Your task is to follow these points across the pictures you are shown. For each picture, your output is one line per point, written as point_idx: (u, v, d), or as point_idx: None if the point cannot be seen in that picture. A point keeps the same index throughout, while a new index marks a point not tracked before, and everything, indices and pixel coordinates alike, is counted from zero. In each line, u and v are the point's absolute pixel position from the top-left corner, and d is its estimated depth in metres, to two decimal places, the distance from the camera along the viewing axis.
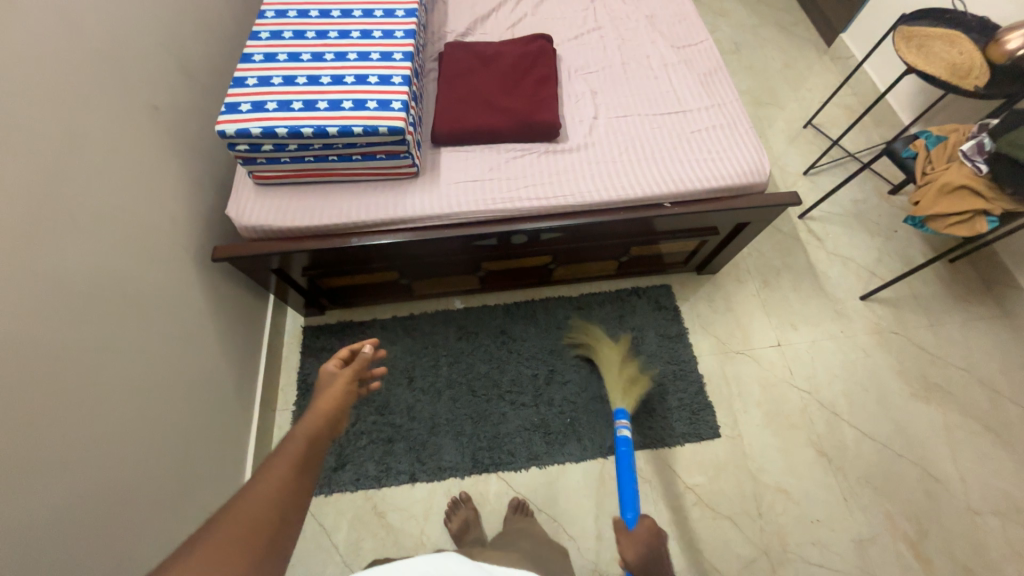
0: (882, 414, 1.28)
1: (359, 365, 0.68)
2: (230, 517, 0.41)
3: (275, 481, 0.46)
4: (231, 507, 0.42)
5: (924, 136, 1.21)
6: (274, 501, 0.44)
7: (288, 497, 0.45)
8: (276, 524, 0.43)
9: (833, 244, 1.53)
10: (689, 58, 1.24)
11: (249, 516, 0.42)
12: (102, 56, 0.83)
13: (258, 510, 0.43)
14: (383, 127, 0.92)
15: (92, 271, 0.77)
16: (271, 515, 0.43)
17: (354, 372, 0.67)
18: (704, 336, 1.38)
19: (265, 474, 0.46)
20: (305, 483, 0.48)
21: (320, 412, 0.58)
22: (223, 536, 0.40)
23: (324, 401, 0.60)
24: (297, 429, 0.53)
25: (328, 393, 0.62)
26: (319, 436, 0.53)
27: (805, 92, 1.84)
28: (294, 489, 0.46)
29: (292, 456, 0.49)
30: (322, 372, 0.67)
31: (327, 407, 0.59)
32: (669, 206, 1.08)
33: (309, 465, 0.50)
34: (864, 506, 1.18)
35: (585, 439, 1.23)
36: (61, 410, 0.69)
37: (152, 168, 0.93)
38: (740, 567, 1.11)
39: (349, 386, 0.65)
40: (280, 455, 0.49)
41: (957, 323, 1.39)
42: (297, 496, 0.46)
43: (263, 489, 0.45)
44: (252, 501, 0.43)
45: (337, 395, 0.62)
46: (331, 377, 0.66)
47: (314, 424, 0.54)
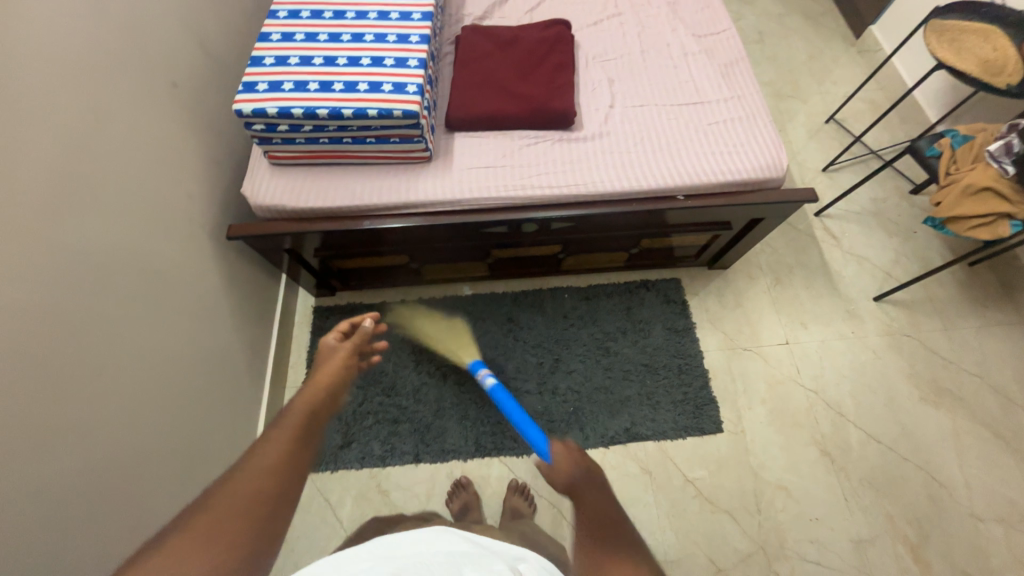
0: (888, 416, 1.27)
1: (358, 339, 0.78)
2: (232, 485, 0.43)
3: (274, 454, 0.47)
4: (231, 478, 0.43)
5: (950, 134, 1.17)
6: (273, 474, 0.45)
7: (288, 470, 0.46)
8: (276, 495, 0.44)
9: (849, 244, 1.50)
10: (711, 47, 1.21)
11: (249, 485, 0.43)
12: (121, 32, 0.83)
13: (258, 481, 0.44)
14: (398, 111, 0.92)
15: (110, 247, 0.79)
16: (271, 485, 0.44)
17: (353, 345, 0.76)
18: (711, 331, 1.38)
19: (265, 446, 0.48)
20: (303, 458, 0.49)
21: (319, 382, 0.65)
22: (225, 502, 0.41)
23: (323, 370, 0.69)
24: (294, 404, 0.56)
25: (329, 362, 0.71)
26: (317, 408, 0.58)
27: (829, 85, 1.79)
28: (293, 462, 0.48)
29: (291, 431, 0.51)
30: (322, 345, 0.77)
31: (325, 378, 0.67)
32: (682, 199, 1.07)
33: (308, 440, 0.52)
34: (865, 507, 1.18)
35: (588, 428, 1.24)
36: (76, 379, 0.72)
37: (171, 146, 0.94)
38: (736, 561, 1.12)
39: (349, 357, 0.74)
40: (279, 428, 0.51)
41: (973, 328, 1.37)
42: (297, 470, 0.47)
43: (263, 461, 0.46)
44: (253, 472, 0.44)
45: (340, 361, 0.72)
46: (331, 348, 0.76)
47: (314, 392, 0.61)
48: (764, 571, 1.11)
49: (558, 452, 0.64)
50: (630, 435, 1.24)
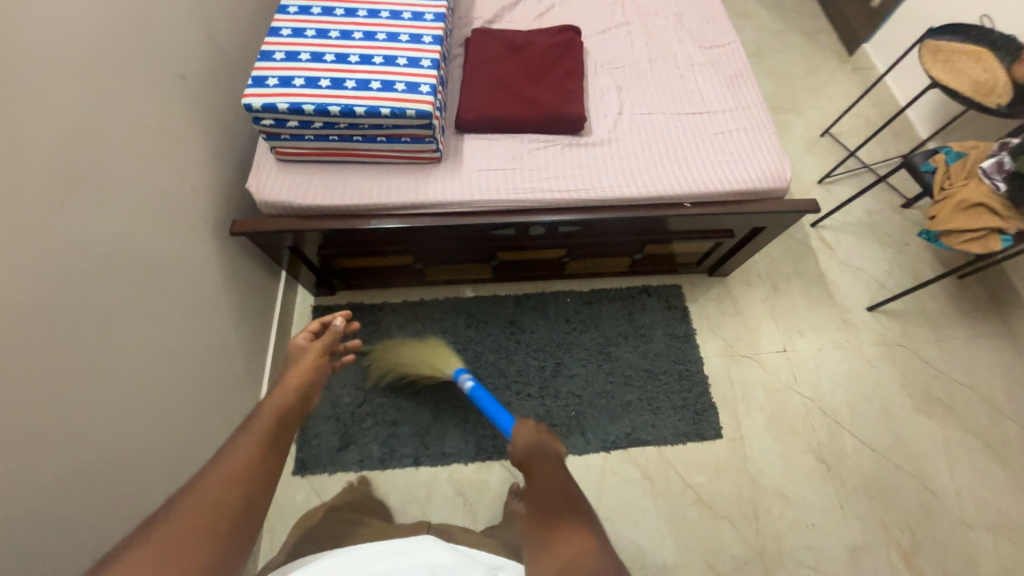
0: (882, 424, 1.30)
1: (331, 337, 0.80)
2: (196, 493, 0.45)
3: (241, 459, 0.50)
4: (197, 484, 0.46)
5: (944, 151, 1.19)
6: (239, 479, 0.48)
7: (256, 473, 0.49)
8: (241, 505, 0.46)
9: (844, 254, 1.53)
10: (716, 59, 1.24)
11: (215, 492, 0.45)
12: (128, 19, 0.81)
13: (225, 487, 0.46)
14: (412, 110, 0.92)
15: (110, 240, 0.77)
16: (239, 491, 0.47)
17: (327, 345, 0.79)
18: (711, 338, 1.39)
19: (231, 453, 0.50)
20: (271, 462, 0.52)
21: (289, 384, 0.67)
22: (193, 509, 0.44)
23: (294, 370, 0.71)
24: (263, 406, 0.60)
25: (302, 363, 0.73)
26: (284, 413, 0.60)
27: (824, 100, 1.83)
28: (261, 467, 0.50)
29: (257, 436, 0.54)
30: (293, 344, 0.79)
31: (298, 376, 0.70)
32: (688, 206, 1.08)
33: (275, 442, 0.55)
34: (859, 514, 1.20)
35: (589, 433, 1.24)
36: (68, 376, 0.69)
37: (175, 139, 0.92)
38: (734, 567, 1.13)
39: (321, 358, 0.76)
40: (246, 433, 0.54)
41: (963, 339, 1.41)
42: (264, 475, 0.50)
43: (230, 467, 0.49)
44: (220, 479, 0.47)
45: (311, 363, 0.74)
46: (302, 348, 0.78)
47: (284, 393, 0.65)
48: None
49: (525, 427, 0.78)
50: (631, 441, 1.24)
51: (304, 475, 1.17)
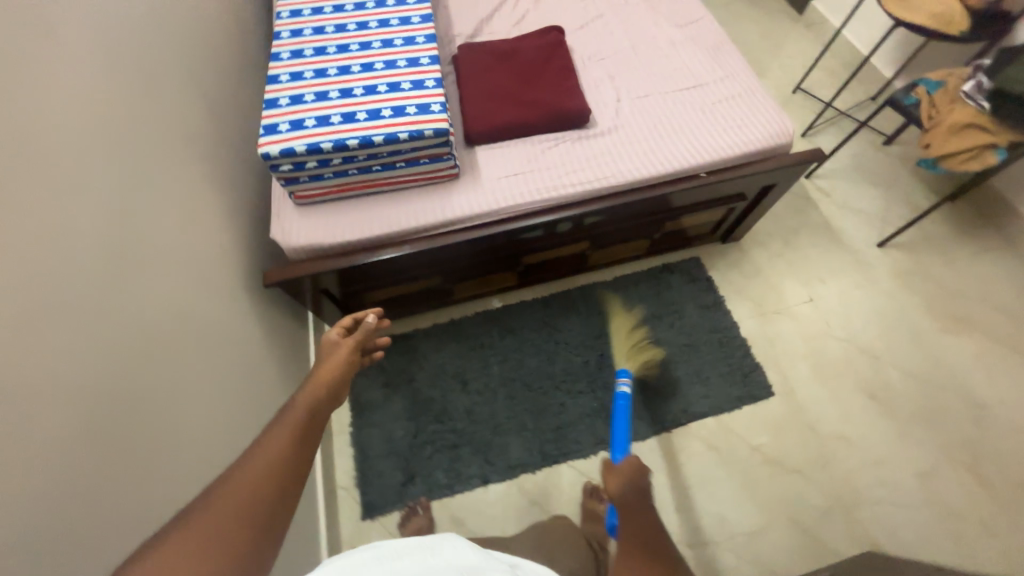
0: (918, 351, 1.34)
1: (363, 336, 0.66)
2: (225, 489, 0.40)
3: (273, 453, 0.44)
4: (228, 479, 0.41)
5: (923, 82, 1.26)
6: (268, 478, 0.42)
7: (288, 469, 0.43)
8: (272, 506, 0.40)
9: (841, 198, 1.59)
10: (694, 35, 1.28)
11: (243, 490, 0.40)
12: (134, 88, 0.79)
13: (255, 485, 0.40)
14: (429, 130, 0.92)
15: (159, 313, 0.75)
16: (267, 491, 0.41)
17: (359, 342, 0.65)
18: (740, 301, 1.42)
19: (261, 449, 0.44)
20: (304, 456, 0.45)
21: (321, 379, 0.56)
22: (219, 508, 0.38)
23: (326, 365, 0.59)
24: (296, 399, 0.51)
25: (333, 360, 0.61)
26: (319, 407, 0.51)
27: (787, 59, 1.91)
28: (293, 462, 0.44)
29: (291, 429, 0.46)
30: (323, 338, 0.67)
31: (328, 373, 0.57)
32: (704, 176, 1.11)
33: (309, 436, 0.47)
34: (920, 440, 1.23)
35: (647, 416, 1.25)
36: (144, 459, 0.66)
37: (195, 202, 0.90)
38: (816, 517, 1.14)
39: (352, 354, 0.63)
40: (278, 427, 0.47)
41: (970, 257, 1.47)
42: (296, 472, 0.44)
43: (261, 462, 0.42)
44: (250, 474, 0.41)
45: (343, 360, 0.61)
46: (334, 345, 0.65)
47: (313, 392, 0.53)
48: (846, 521, 1.14)
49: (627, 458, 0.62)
50: (689, 416, 1.25)
51: (375, 518, 1.14)
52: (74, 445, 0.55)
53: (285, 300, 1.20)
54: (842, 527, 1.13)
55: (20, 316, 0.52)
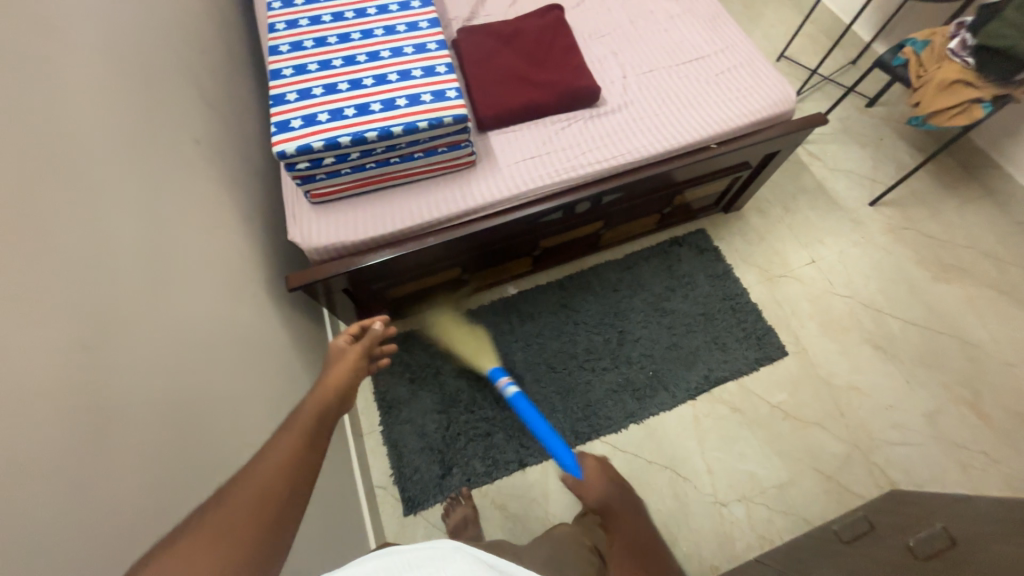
0: (915, 299, 1.41)
1: (370, 341, 0.68)
2: (244, 480, 0.41)
3: (284, 452, 0.45)
4: (244, 474, 0.42)
5: (910, 42, 1.32)
6: (283, 472, 0.43)
7: (300, 466, 0.45)
8: (286, 498, 0.42)
9: (832, 161, 1.64)
10: (690, 7, 1.29)
11: (261, 482, 0.42)
12: (136, 91, 0.75)
13: (270, 478, 0.42)
14: (448, 117, 0.90)
15: (195, 326, 0.73)
16: (283, 485, 0.42)
17: (365, 347, 0.67)
18: (747, 268, 1.46)
19: (274, 448, 0.46)
20: (314, 456, 0.47)
21: (331, 383, 0.59)
22: (238, 496, 0.40)
23: (335, 370, 0.62)
24: (304, 406, 0.53)
25: (341, 366, 0.63)
26: (327, 413, 0.53)
27: (768, 28, 1.93)
28: (305, 459, 0.46)
29: (300, 430, 0.49)
30: (332, 347, 0.68)
31: (338, 377, 0.60)
32: (715, 147, 1.13)
33: (317, 439, 0.49)
34: (924, 383, 1.30)
35: (672, 386, 1.28)
36: (202, 476, 0.65)
37: (210, 208, 0.87)
38: (838, 463, 1.21)
39: (360, 358, 0.66)
40: (288, 429, 0.49)
41: (954, 208, 1.55)
42: (307, 471, 0.45)
43: (274, 459, 0.44)
44: (266, 468, 0.43)
45: (350, 366, 0.63)
46: (341, 351, 0.67)
47: (323, 397, 0.56)
48: (864, 465, 1.21)
49: (588, 466, 0.69)
50: (711, 382, 1.29)
51: (417, 512, 1.15)
52: (139, 468, 0.54)
53: (304, 304, 1.17)
54: (861, 471, 1.20)
55: (70, 340, 0.50)
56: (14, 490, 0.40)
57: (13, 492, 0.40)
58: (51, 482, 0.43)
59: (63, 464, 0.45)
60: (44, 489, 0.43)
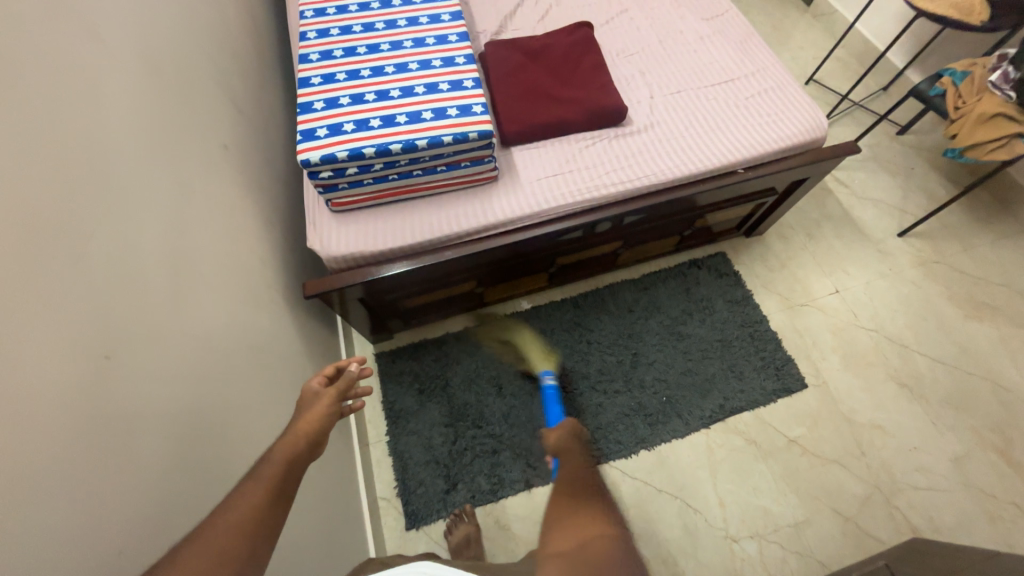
0: (943, 336, 1.36)
1: (345, 385, 0.61)
2: (199, 543, 0.41)
3: (246, 508, 0.44)
4: (200, 534, 0.42)
5: (949, 73, 1.29)
6: (244, 532, 0.43)
7: (262, 525, 0.44)
8: (246, 556, 0.42)
9: (860, 189, 1.60)
10: (721, 29, 1.27)
11: (217, 545, 0.41)
12: (171, 96, 0.76)
13: (228, 539, 0.42)
14: (473, 133, 0.90)
15: (215, 331, 0.73)
16: (242, 547, 0.42)
17: (340, 392, 0.60)
18: (767, 295, 1.42)
19: (238, 498, 0.45)
20: (278, 511, 0.46)
21: (297, 434, 0.54)
22: (190, 565, 0.39)
23: (303, 420, 0.56)
24: (272, 451, 0.51)
25: (310, 414, 0.57)
26: (297, 460, 0.51)
27: (797, 50, 1.90)
28: (267, 516, 0.45)
29: (266, 482, 0.47)
30: (303, 390, 0.61)
31: (308, 427, 0.55)
32: (742, 172, 1.11)
33: (285, 490, 0.48)
34: (951, 426, 1.25)
35: (686, 414, 1.25)
36: (214, 484, 0.64)
37: (234, 212, 0.87)
38: (858, 505, 1.16)
39: (333, 406, 0.58)
40: (253, 479, 0.47)
41: (988, 244, 1.49)
42: (269, 529, 0.45)
43: (234, 517, 0.43)
44: (223, 529, 0.42)
45: (320, 414, 0.56)
46: (314, 396, 0.60)
47: (290, 447, 0.52)
48: (886, 508, 1.16)
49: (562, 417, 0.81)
50: (726, 411, 1.25)
51: (418, 527, 1.13)
52: (152, 476, 0.53)
53: (318, 310, 1.17)
54: (882, 514, 1.15)
55: (94, 348, 0.50)
56: (30, 502, 0.39)
57: (29, 505, 0.39)
58: (66, 490, 0.43)
59: (80, 472, 0.45)
60: (60, 497, 0.42)
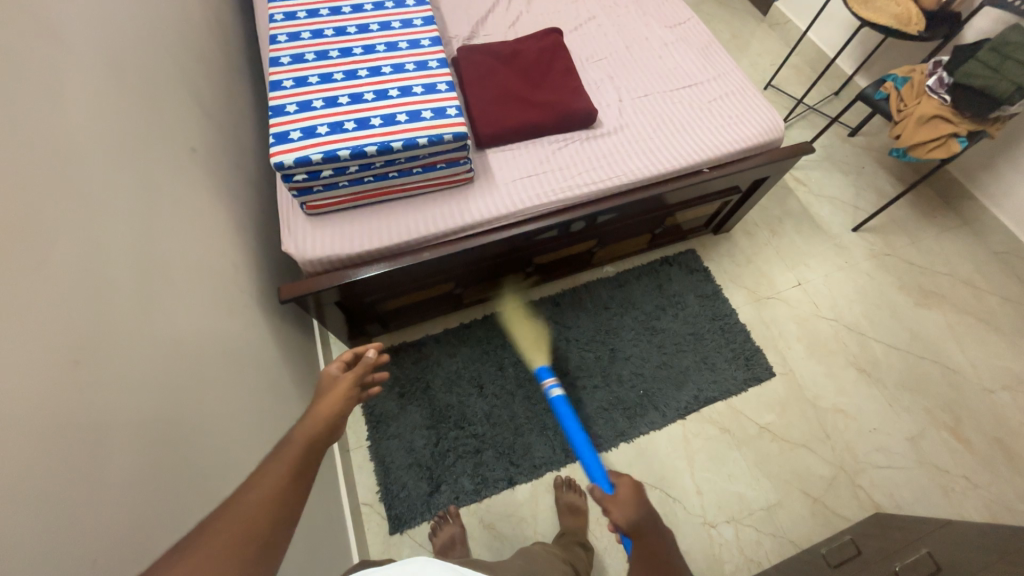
0: (897, 324, 1.45)
1: (363, 370, 0.63)
2: (224, 519, 0.41)
3: (269, 487, 0.44)
4: (225, 511, 0.42)
5: (891, 78, 1.39)
6: (267, 508, 0.43)
7: (285, 503, 0.44)
8: (269, 533, 0.42)
9: (818, 187, 1.69)
10: (684, 35, 1.34)
11: (240, 519, 0.41)
12: (136, 99, 0.74)
13: (252, 514, 0.42)
14: (449, 134, 0.91)
15: (187, 337, 0.71)
16: (265, 523, 0.42)
17: (358, 376, 0.62)
18: (736, 289, 1.49)
19: (260, 478, 0.45)
20: (300, 492, 0.46)
21: (320, 416, 0.55)
22: (216, 536, 0.39)
23: (325, 402, 0.58)
24: (294, 433, 0.52)
25: (329, 397, 0.58)
26: (317, 442, 0.52)
27: (755, 57, 2.00)
28: (290, 496, 0.45)
29: (287, 463, 0.48)
30: (323, 375, 0.63)
31: (328, 410, 0.56)
32: (707, 171, 1.16)
33: (306, 472, 0.48)
34: (906, 407, 1.33)
35: (663, 406, 1.29)
36: (190, 490, 0.63)
37: (204, 216, 0.86)
38: (825, 486, 1.22)
39: (352, 391, 0.60)
40: (274, 462, 0.48)
41: (934, 236, 1.61)
42: (291, 508, 0.44)
43: (257, 495, 0.43)
44: (247, 505, 0.42)
45: (338, 397, 0.58)
46: (333, 380, 0.62)
47: (312, 428, 0.53)
48: (851, 487, 1.22)
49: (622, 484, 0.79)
50: (700, 402, 1.30)
51: (403, 531, 1.12)
52: (127, 480, 0.52)
53: (294, 315, 1.15)
54: (848, 494, 1.21)
55: (58, 355, 0.48)
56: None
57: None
58: (36, 495, 0.42)
59: (49, 479, 0.44)
60: (28, 504, 0.41)
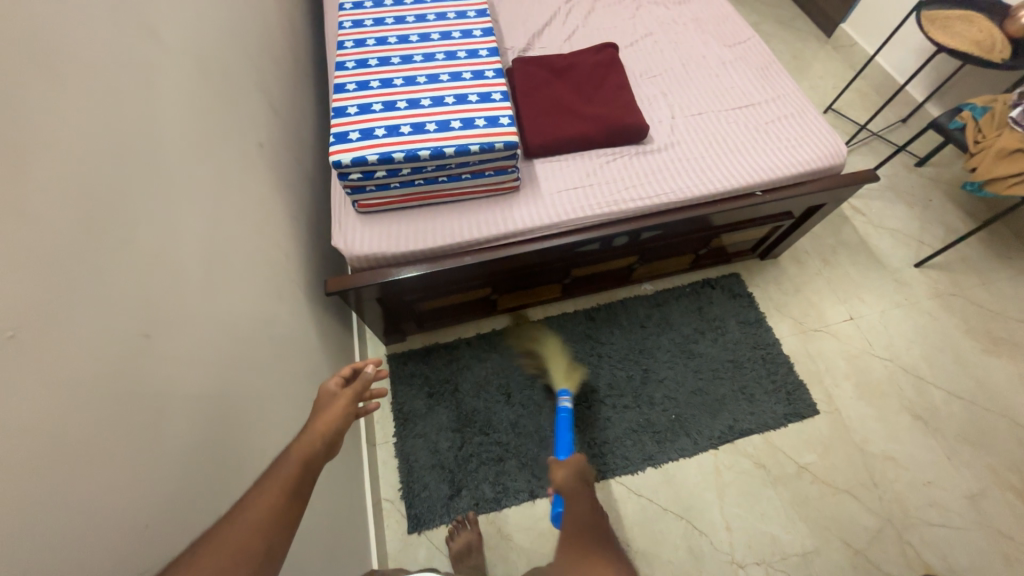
0: (961, 371, 1.34)
1: (361, 386, 0.64)
2: (218, 540, 0.42)
3: (264, 507, 0.45)
4: (219, 531, 0.42)
5: (969, 107, 1.30)
6: (261, 530, 0.44)
7: (279, 522, 0.45)
8: (263, 553, 0.43)
9: (877, 218, 1.60)
10: (743, 55, 1.31)
11: (236, 541, 0.42)
12: (215, 96, 0.80)
13: (246, 538, 0.42)
14: (500, 143, 0.93)
15: (241, 321, 0.75)
16: (258, 543, 0.43)
17: (356, 394, 0.63)
18: (781, 318, 1.42)
19: (256, 496, 0.46)
20: (293, 511, 0.47)
21: (318, 432, 0.56)
22: (210, 557, 0.40)
23: (321, 419, 0.58)
24: (291, 449, 0.52)
25: (327, 413, 0.59)
26: (313, 460, 0.52)
27: (816, 80, 1.93)
28: (284, 515, 0.46)
29: (284, 480, 0.48)
30: (321, 391, 0.64)
31: (326, 427, 0.57)
32: (760, 195, 1.12)
33: (300, 490, 0.49)
34: (967, 461, 1.22)
35: (695, 433, 1.24)
36: (231, 469, 0.65)
37: (265, 209, 0.90)
38: (869, 538, 1.13)
39: (350, 407, 0.61)
40: (271, 478, 0.48)
41: (1007, 279, 1.48)
42: (285, 527, 0.46)
43: (253, 514, 0.44)
44: (241, 526, 0.43)
45: (337, 412, 0.59)
46: (331, 396, 0.62)
47: (308, 444, 0.53)
48: (897, 543, 1.13)
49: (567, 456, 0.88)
50: (736, 433, 1.24)
51: (420, 532, 1.13)
52: (179, 455, 0.55)
53: (335, 308, 1.19)
54: (894, 550, 1.12)
55: (132, 330, 0.52)
56: (63, 473, 0.41)
57: (64, 476, 0.41)
58: (97, 461, 0.44)
59: (111, 445, 0.46)
60: (88, 468, 0.43)
